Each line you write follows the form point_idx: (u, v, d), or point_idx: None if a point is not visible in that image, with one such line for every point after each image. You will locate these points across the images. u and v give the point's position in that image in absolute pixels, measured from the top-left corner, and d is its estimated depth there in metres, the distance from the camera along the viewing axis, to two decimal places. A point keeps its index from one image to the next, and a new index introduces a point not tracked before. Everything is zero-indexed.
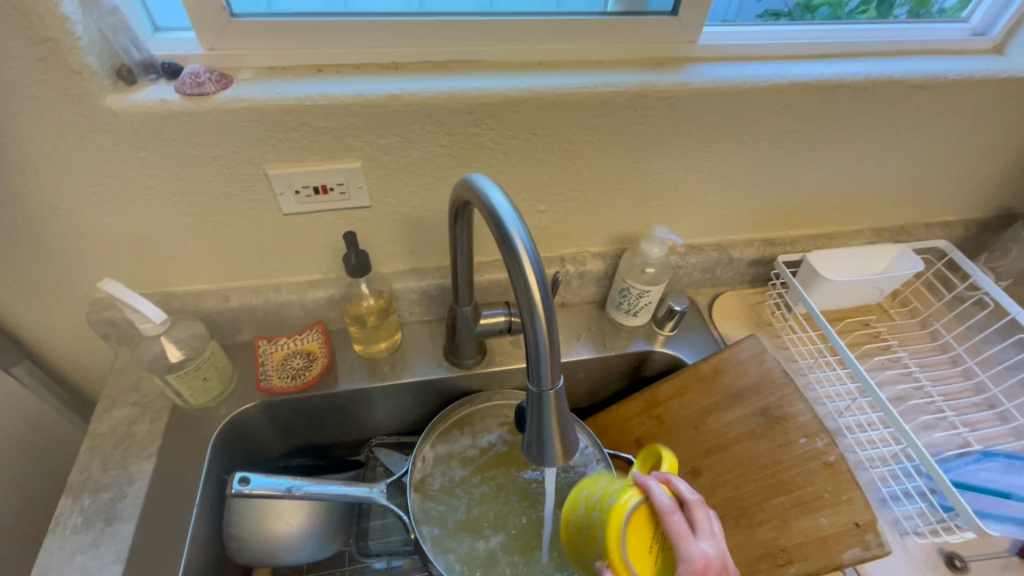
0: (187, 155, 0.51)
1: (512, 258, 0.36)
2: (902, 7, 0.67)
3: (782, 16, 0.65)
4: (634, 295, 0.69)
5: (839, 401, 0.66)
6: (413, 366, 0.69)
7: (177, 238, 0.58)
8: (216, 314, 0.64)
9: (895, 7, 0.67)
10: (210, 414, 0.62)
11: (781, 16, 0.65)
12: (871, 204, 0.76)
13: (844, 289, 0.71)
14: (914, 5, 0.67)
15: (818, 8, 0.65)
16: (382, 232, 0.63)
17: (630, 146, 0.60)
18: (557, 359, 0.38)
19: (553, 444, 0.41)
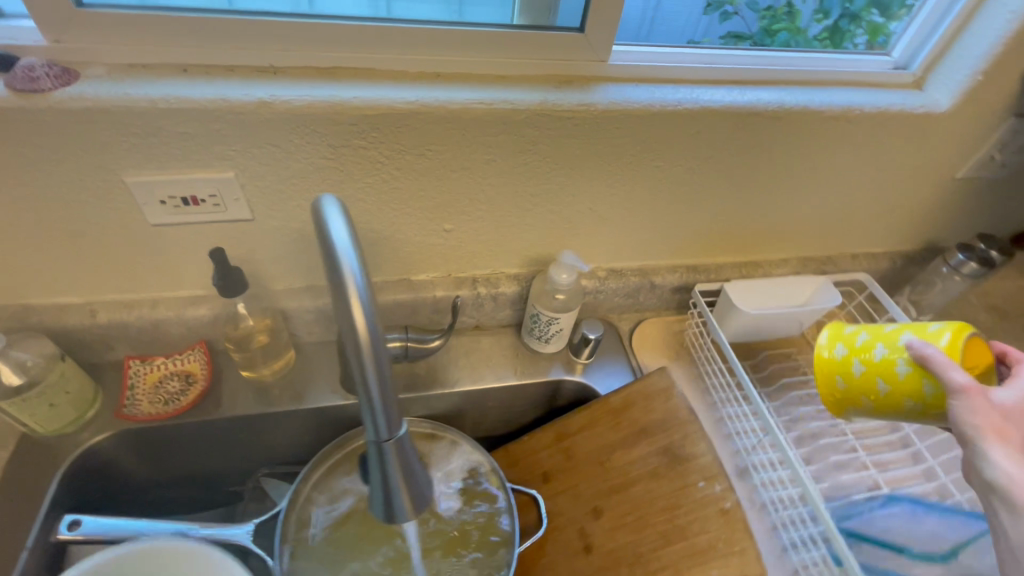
0: (22, 158, 0.45)
1: (340, 295, 0.32)
2: (859, 37, 0.68)
3: (744, 39, 0.66)
4: (543, 321, 0.66)
5: (748, 439, 0.63)
6: (306, 391, 0.64)
7: (27, 247, 0.52)
8: (79, 331, 0.58)
9: (853, 38, 0.69)
10: (65, 442, 0.56)
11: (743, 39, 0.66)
12: (796, 234, 0.75)
13: (762, 322, 0.68)
14: (870, 34, 0.68)
15: (778, 33, 0.67)
16: (269, 247, 0.58)
17: (536, 166, 0.57)
18: (393, 411, 0.34)
19: (396, 496, 0.38)
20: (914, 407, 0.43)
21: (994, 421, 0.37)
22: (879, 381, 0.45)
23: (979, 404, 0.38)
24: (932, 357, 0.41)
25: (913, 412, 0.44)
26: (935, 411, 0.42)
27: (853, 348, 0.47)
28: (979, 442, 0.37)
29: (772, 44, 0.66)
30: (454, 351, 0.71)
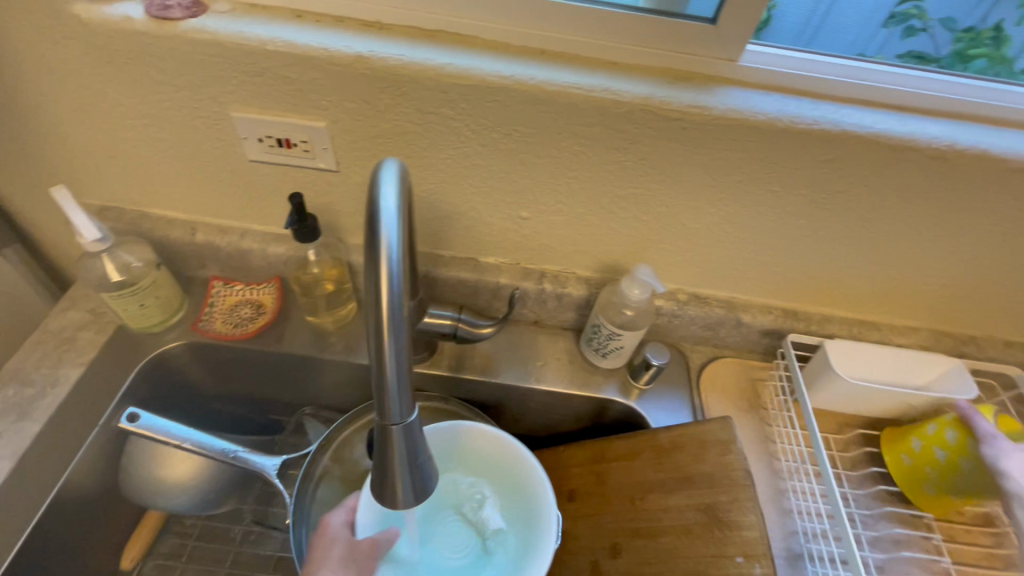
0: (152, 79, 0.50)
1: (372, 265, 0.30)
2: None
3: (927, 59, 0.53)
4: (604, 334, 0.61)
5: (811, 523, 0.54)
6: (358, 346, 0.66)
7: (149, 161, 0.58)
8: (180, 244, 0.64)
9: None
10: (151, 339, 0.63)
11: (926, 60, 0.53)
12: (934, 301, 0.62)
13: (860, 396, 0.58)
14: None
15: (973, 59, 0.54)
16: (349, 201, 0.59)
17: (629, 167, 0.52)
18: (405, 391, 0.32)
19: (396, 485, 0.35)
20: (968, 465, 0.51)
21: (1016, 461, 0.48)
22: (936, 452, 0.54)
23: (1004, 446, 0.48)
24: (975, 420, 0.51)
25: (970, 472, 0.51)
26: (951, 465, 0.52)
27: (915, 433, 0.56)
28: (1006, 470, 0.47)
29: (965, 70, 0.52)
30: (508, 341, 0.69)
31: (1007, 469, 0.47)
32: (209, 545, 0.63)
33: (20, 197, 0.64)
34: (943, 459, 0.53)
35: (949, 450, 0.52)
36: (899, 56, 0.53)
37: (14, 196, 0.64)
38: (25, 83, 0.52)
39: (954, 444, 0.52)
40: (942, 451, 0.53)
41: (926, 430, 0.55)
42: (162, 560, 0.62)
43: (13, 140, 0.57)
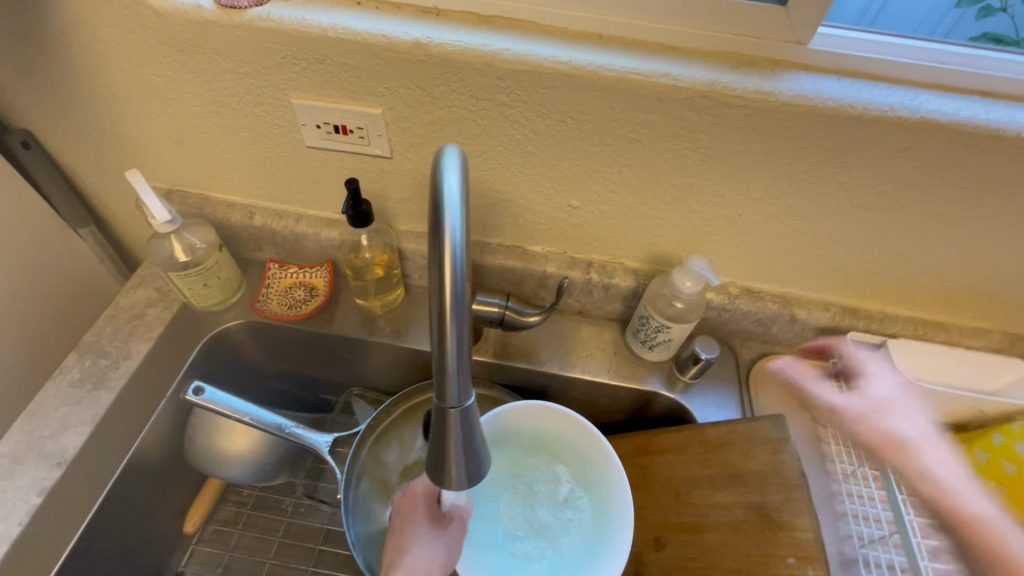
0: (219, 67, 0.51)
1: (436, 250, 0.31)
2: None
3: (1007, 42, 0.49)
4: (652, 327, 0.60)
5: (866, 527, 0.52)
6: (405, 330, 0.67)
7: (213, 146, 0.60)
8: (240, 227, 0.66)
9: None
10: (212, 317, 0.66)
11: (1006, 42, 0.49)
12: (1010, 302, 0.58)
13: (920, 399, 0.56)
14: None
15: None
16: (401, 187, 0.60)
17: (686, 155, 0.51)
18: (464, 375, 0.33)
19: (453, 467, 0.36)
20: None
21: (906, 418, 0.53)
22: (1003, 465, 0.52)
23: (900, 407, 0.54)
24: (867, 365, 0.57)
25: None
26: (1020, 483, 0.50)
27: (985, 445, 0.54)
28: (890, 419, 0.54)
29: None
30: (552, 330, 0.69)
31: (895, 425, 0.53)
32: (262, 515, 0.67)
33: (94, 179, 0.68)
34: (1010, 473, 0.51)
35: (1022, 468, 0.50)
36: (972, 39, 0.49)
37: (90, 178, 0.68)
38: (102, 70, 0.54)
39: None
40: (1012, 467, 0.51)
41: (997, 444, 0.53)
42: (220, 526, 0.66)
43: (90, 125, 0.61)
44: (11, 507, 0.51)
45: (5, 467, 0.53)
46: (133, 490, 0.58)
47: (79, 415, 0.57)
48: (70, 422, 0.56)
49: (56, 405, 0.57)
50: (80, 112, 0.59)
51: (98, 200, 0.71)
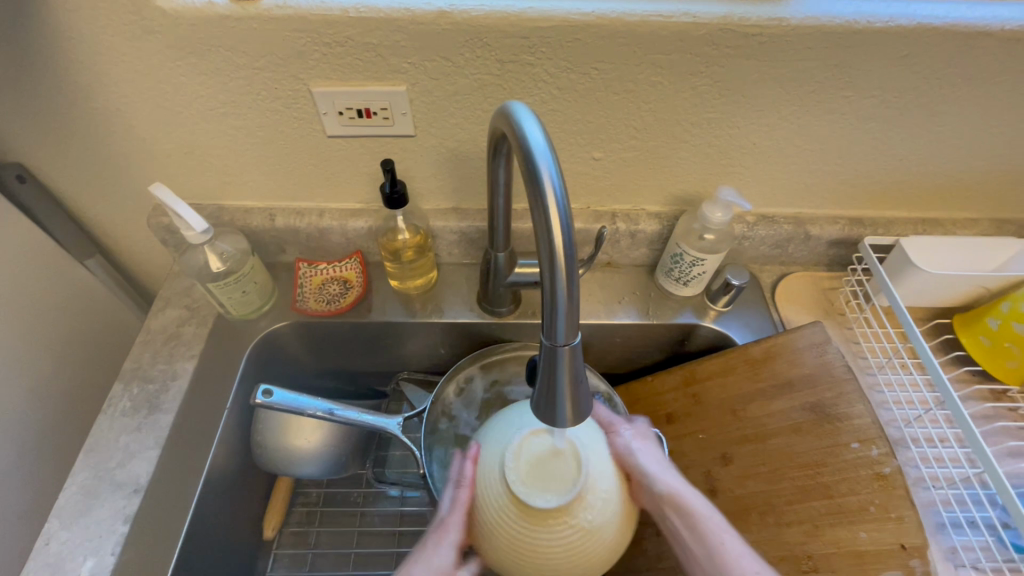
0: (233, 64, 0.50)
1: (537, 198, 0.33)
2: None
3: None
4: (686, 262, 0.63)
5: (910, 409, 0.58)
6: (444, 307, 0.68)
7: (227, 151, 0.58)
8: (262, 231, 0.66)
9: None
10: (251, 326, 0.65)
11: None
12: (994, 188, 0.64)
13: (935, 285, 0.61)
14: None
15: None
16: (425, 165, 0.60)
17: (705, 92, 0.53)
18: (573, 312, 0.34)
19: (564, 405, 0.38)
20: None
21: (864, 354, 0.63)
22: (1014, 327, 0.57)
23: (850, 347, 0.64)
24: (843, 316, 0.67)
25: None
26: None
27: (998, 316, 0.58)
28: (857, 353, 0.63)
29: None
30: (584, 285, 0.71)
31: (853, 355, 0.63)
32: (334, 509, 0.68)
33: (96, 205, 0.65)
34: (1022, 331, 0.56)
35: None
36: None
37: (91, 204, 0.65)
38: (104, 85, 0.52)
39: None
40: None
41: (998, 311, 0.58)
42: (296, 528, 0.67)
43: (91, 147, 0.58)
44: (100, 539, 0.50)
45: (81, 504, 0.52)
46: (211, 505, 0.57)
47: (142, 441, 0.56)
48: (135, 449, 0.55)
49: (115, 436, 0.56)
50: (80, 134, 0.57)
51: (101, 228, 0.69)
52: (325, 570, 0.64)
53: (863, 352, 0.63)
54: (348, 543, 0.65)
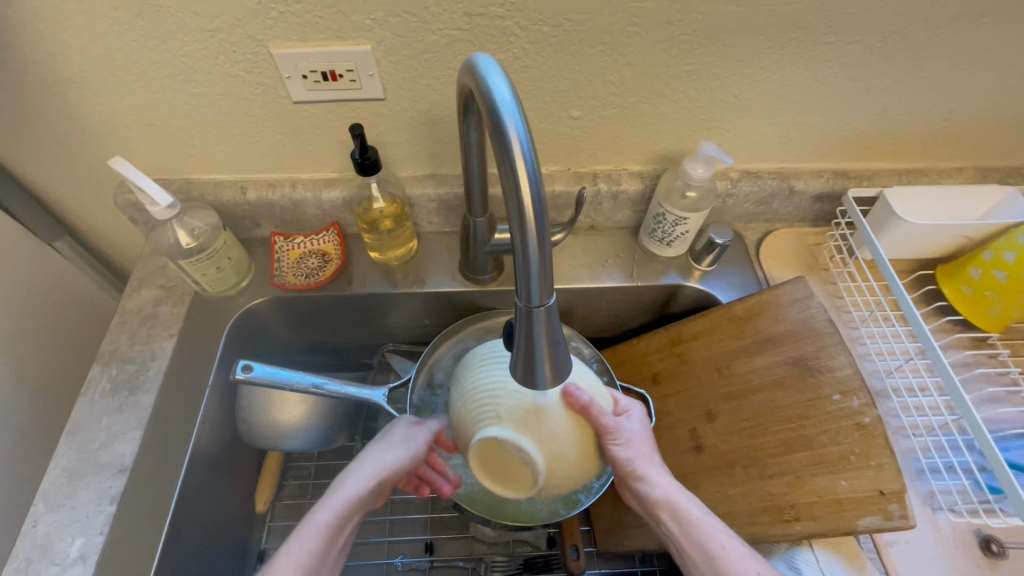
0: (186, 26, 0.47)
1: (505, 158, 0.31)
2: None
3: None
4: (669, 222, 0.62)
5: (890, 359, 0.58)
6: (427, 277, 0.67)
7: (190, 121, 0.56)
8: (233, 206, 0.64)
9: None
10: (228, 302, 0.64)
11: None
12: (979, 135, 0.63)
13: (919, 236, 0.60)
14: None
15: None
16: (397, 130, 0.58)
17: (682, 42, 0.51)
18: (547, 272, 0.33)
19: (544, 369, 0.38)
20: None
21: (850, 308, 0.63)
22: (996, 275, 0.57)
23: (832, 301, 0.64)
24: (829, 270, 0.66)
25: None
26: (1014, 285, 0.55)
27: (976, 264, 0.59)
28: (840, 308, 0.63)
29: None
30: (568, 249, 0.70)
31: (837, 308, 0.63)
32: (326, 481, 0.68)
33: (53, 181, 0.62)
34: (1001, 279, 0.56)
35: (1007, 274, 0.55)
36: None
37: (47, 180, 0.62)
38: (50, 54, 0.49)
39: (1014, 270, 0.55)
40: (1006, 278, 0.56)
41: (978, 258, 0.58)
42: (289, 501, 0.68)
43: (39, 119, 0.55)
44: (87, 520, 0.50)
45: (65, 486, 0.52)
46: (198, 482, 0.57)
47: (124, 421, 0.55)
48: (117, 430, 0.55)
49: (97, 418, 0.56)
50: (31, 108, 0.54)
51: (60, 204, 0.66)
52: None
53: (845, 307, 0.63)
54: None
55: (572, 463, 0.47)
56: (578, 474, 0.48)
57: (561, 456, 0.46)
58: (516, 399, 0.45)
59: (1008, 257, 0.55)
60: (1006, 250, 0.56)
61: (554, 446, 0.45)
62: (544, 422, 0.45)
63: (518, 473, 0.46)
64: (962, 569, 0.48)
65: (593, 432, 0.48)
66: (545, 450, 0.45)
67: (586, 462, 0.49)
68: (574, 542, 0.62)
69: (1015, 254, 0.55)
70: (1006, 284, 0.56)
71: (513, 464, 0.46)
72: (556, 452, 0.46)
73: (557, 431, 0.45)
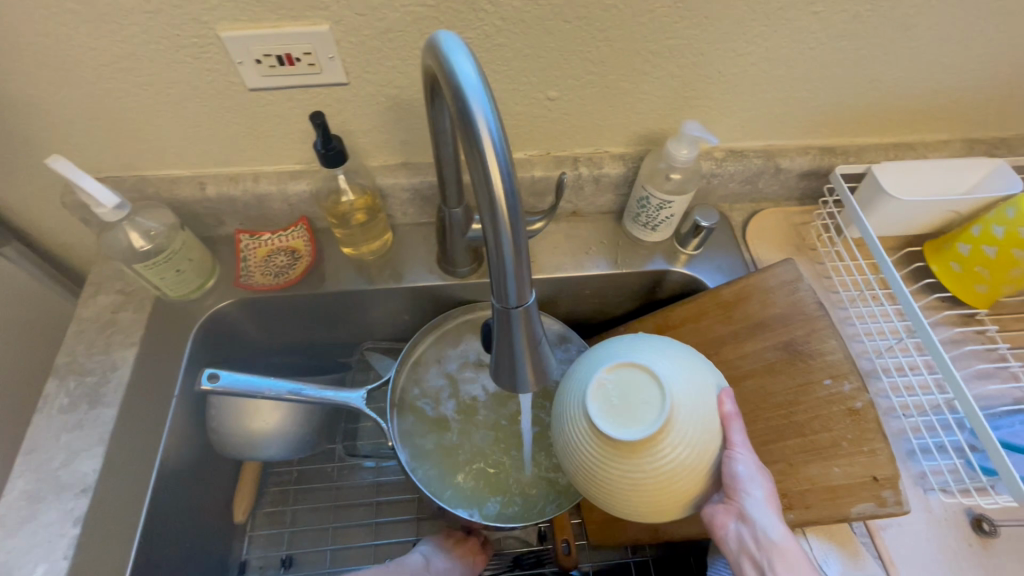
0: (121, 8, 0.43)
1: (474, 151, 0.29)
2: None
3: None
4: (654, 205, 0.60)
5: (880, 339, 0.57)
6: (403, 271, 0.64)
7: (137, 113, 0.52)
8: (193, 203, 0.60)
9: None
10: (193, 305, 0.61)
11: None
12: (967, 106, 0.62)
13: (907, 213, 0.59)
14: None
15: None
16: (364, 116, 0.54)
17: (663, 14, 0.48)
18: (524, 272, 0.31)
19: (524, 371, 0.36)
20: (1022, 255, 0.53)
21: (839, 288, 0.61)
22: (985, 250, 0.56)
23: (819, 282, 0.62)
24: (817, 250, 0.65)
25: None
26: (1005, 260, 0.54)
27: (964, 240, 0.58)
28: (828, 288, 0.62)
29: None
30: (550, 237, 0.68)
31: (825, 289, 0.62)
32: (308, 486, 0.66)
33: None
34: (991, 254, 0.55)
35: (996, 249, 0.54)
36: None
37: None
38: None
39: (1003, 244, 0.54)
40: (996, 253, 0.55)
41: (965, 234, 0.57)
42: (269, 509, 0.65)
43: None
44: (49, 544, 0.47)
45: (24, 510, 0.49)
46: (169, 496, 0.54)
47: (85, 438, 0.52)
48: (78, 447, 0.52)
49: (55, 435, 0.52)
50: None
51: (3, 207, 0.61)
52: (303, 547, 0.63)
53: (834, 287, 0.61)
54: (326, 519, 0.64)
55: (681, 464, 0.42)
56: (681, 477, 0.42)
57: (687, 437, 0.41)
58: (680, 371, 0.43)
59: (996, 231, 0.54)
60: (995, 224, 0.54)
61: (686, 424, 0.41)
62: (694, 408, 0.42)
63: (628, 421, 0.41)
64: (954, 550, 0.48)
65: (719, 439, 0.43)
66: (676, 416, 0.41)
67: (701, 468, 0.42)
68: (566, 537, 0.61)
69: (1003, 228, 0.54)
70: (995, 259, 0.55)
71: (635, 405, 0.42)
72: (684, 429, 0.41)
73: (697, 415, 0.42)
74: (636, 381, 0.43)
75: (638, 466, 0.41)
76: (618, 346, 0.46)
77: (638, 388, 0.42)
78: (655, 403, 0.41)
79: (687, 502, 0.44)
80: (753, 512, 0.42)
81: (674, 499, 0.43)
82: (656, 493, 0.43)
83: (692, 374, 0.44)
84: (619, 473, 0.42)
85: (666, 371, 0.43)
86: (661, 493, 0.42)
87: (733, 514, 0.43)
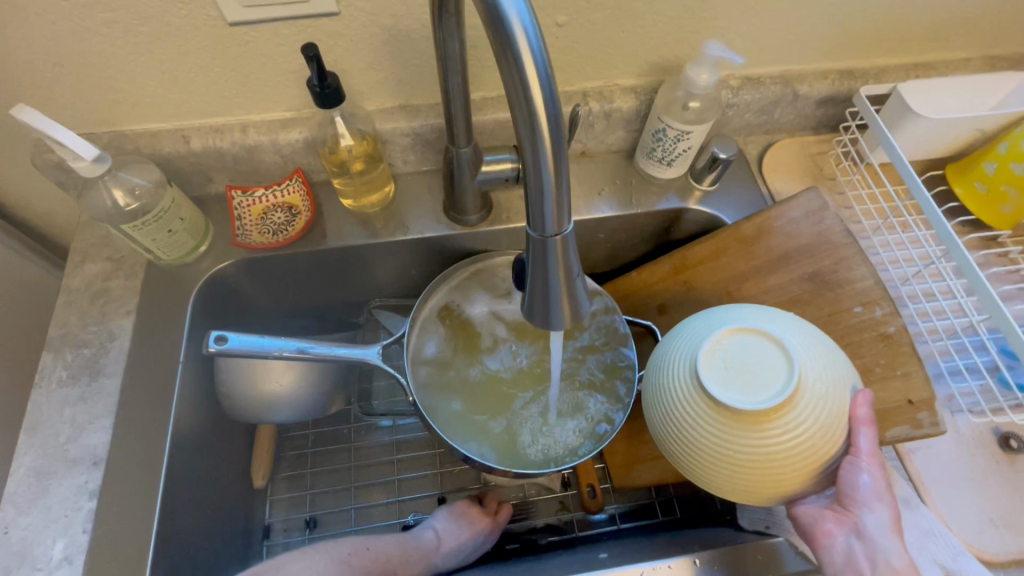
0: None
1: (505, 50, 0.25)
2: None
3: None
4: (670, 138, 0.57)
5: (906, 267, 0.56)
6: (408, 222, 0.61)
7: (105, 56, 0.47)
8: (177, 159, 0.55)
9: None
10: (189, 269, 0.57)
11: None
12: (995, 18, 0.58)
13: (932, 134, 0.57)
14: None
15: None
16: (357, 52, 0.50)
17: None
18: (562, 189, 0.28)
19: (560, 306, 0.33)
20: None
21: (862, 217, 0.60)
22: (1014, 168, 0.54)
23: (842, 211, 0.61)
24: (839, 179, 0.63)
25: None
26: None
27: (990, 159, 0.56)
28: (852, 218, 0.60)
29: None
30: None
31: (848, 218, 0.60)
32: (326, 449, 0.65)
33: None
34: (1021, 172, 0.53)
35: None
36: None
37: None
38: None
39: None
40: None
41: (993, 152, 0.55)
42: (288, 475, 0.64)
43: None
44: (68, 518, 0.46)
45: (36, 487, 0.47)
46: (187, 466, 0.53)
47: (91, 411, 0.50)
48: (85, 420, 0.49)
49: (58, 410, 0.50)
50: None
51: None
52: (326, 508, 0.62)
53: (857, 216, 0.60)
54: (347, 479, 0.63)
55: (788, 440, 0.42)
56: (786, 460, 0.42)
57: (802, 420, 0.41)
58: (811, 356, 0.43)
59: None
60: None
61: (806, 408, 0.41)
62: (817, 393, 0.42)
63: (744, 386, 0.42)
64: (983, 467, 0.49)
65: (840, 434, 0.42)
66: (797, 398, 0.41)
67: (809, 454, 0.42)
68: (590, 482, 0.62)
69: None
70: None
71: (752, 373, 0.42)
72: (802, 414, 0.41)
73: (821, 405, 0.41)
74: (767, 350, 0.43)
75: (741, 433, 0.42)
76: (747, 312, 0.46)
77: (761, 359, 0.43)
78: (776, 378, 0.42)
79: (781, 490, 0.44)
80: (872, 530, 0.40)
81: (770, 478, 0.43)
82: (754, 469, 0.43)
83: (824, 364, 0.43)
84: (713, 434, 0.43)
85: (799, 352, 0.43)
86: (757, 466, 0.43)
87: (844, 526, 0.41)
